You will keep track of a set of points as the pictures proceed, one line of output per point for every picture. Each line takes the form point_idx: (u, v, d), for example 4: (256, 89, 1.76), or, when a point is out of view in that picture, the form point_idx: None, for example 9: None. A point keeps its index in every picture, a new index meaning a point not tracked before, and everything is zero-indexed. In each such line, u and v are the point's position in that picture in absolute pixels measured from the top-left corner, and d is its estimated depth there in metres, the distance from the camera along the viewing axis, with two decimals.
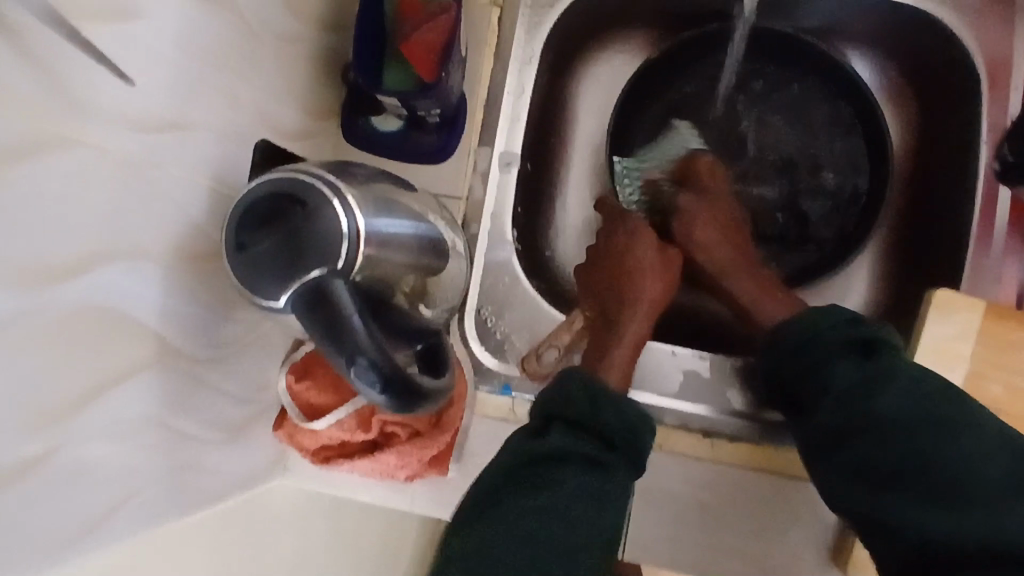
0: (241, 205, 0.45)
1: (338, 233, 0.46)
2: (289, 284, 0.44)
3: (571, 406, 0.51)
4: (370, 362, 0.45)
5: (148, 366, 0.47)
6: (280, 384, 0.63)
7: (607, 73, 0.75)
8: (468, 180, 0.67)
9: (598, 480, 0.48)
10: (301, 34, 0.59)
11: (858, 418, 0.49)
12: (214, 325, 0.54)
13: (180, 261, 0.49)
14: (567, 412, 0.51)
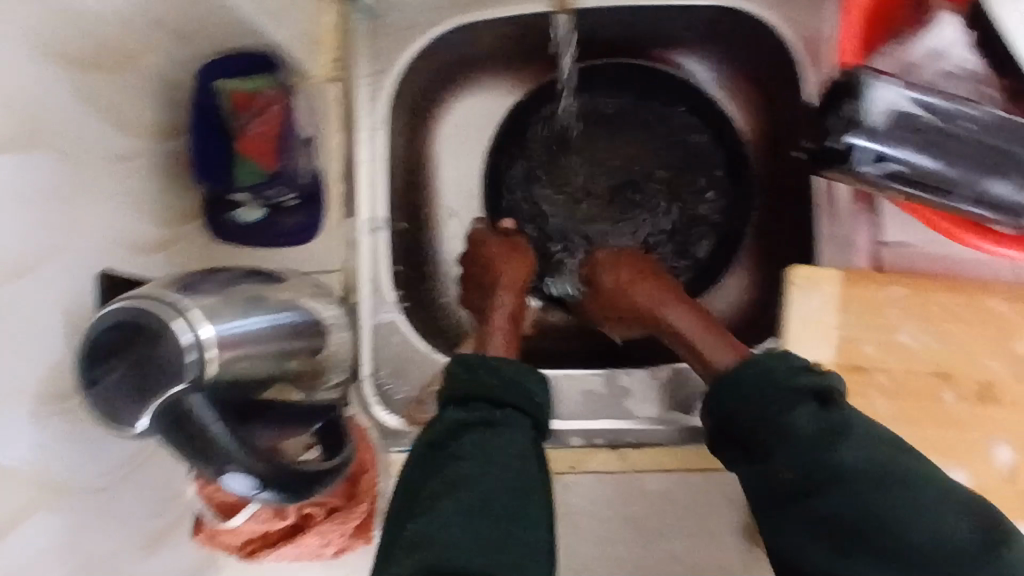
0: (87, 342, 0.46)
1: (183, 350, 0.46)
2: (146, 408, 0.45)
3: (453, 391, 0.54)
4: (239, 468, 0.47)
5: (22, 520, 0.47)
6: (190, 490, 0.64)
7: (469, 112, 0.77)
8: (340, 252, 0.69)
9: (495, 437, 0.51)
10: (141, 147, 0.60)
11: (795, 424, 0.46)
12: (97, 457, 0.54)
13: (48, 405, 0.49)
14: (470, 391, 0.53)
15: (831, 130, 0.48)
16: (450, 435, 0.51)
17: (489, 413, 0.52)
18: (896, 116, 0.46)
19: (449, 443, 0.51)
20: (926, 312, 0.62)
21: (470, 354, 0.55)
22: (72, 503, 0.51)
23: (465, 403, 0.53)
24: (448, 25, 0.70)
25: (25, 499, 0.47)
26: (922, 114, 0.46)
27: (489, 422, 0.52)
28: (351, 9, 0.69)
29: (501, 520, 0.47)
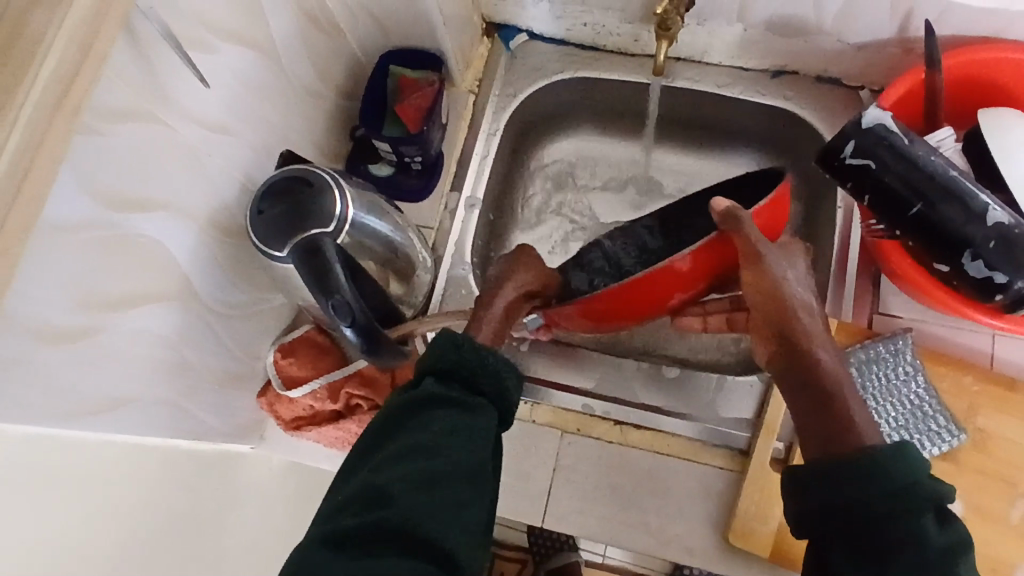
0: (268, 183, 0.63)
1: (331, 214, 0.62)
2: (293, 239, 0.61)
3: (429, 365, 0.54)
4: (346, 301, 0.61)
5: (170, 299, 0.62)
6: (269, 358, 0.78)
7: (558, 146, 0.98)
8: (440, 215, 0.86)
9: (457, 417, 0.51)
10: (323, 94, 0.81)
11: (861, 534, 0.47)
12: (224, 290, 0.69)
13: (214, 231, 0.66)
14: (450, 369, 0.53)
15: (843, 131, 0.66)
16: (414, 408, 0.52)
17: (462, 393, 0.52)
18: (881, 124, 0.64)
19: (411, 424, 0.52)
20: (918, 369, 0.71)
21: (458, 331, 0.54)
22: (203, 313, 0.67)
23: (445, 379, 0.53)
24: (570, 76, 0.89)
25: (175, 288, 0.62)
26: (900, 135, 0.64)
27: (453, 404, 0.52)
28: (499, 47, 0.91)
29: (449, 495, 0.47)
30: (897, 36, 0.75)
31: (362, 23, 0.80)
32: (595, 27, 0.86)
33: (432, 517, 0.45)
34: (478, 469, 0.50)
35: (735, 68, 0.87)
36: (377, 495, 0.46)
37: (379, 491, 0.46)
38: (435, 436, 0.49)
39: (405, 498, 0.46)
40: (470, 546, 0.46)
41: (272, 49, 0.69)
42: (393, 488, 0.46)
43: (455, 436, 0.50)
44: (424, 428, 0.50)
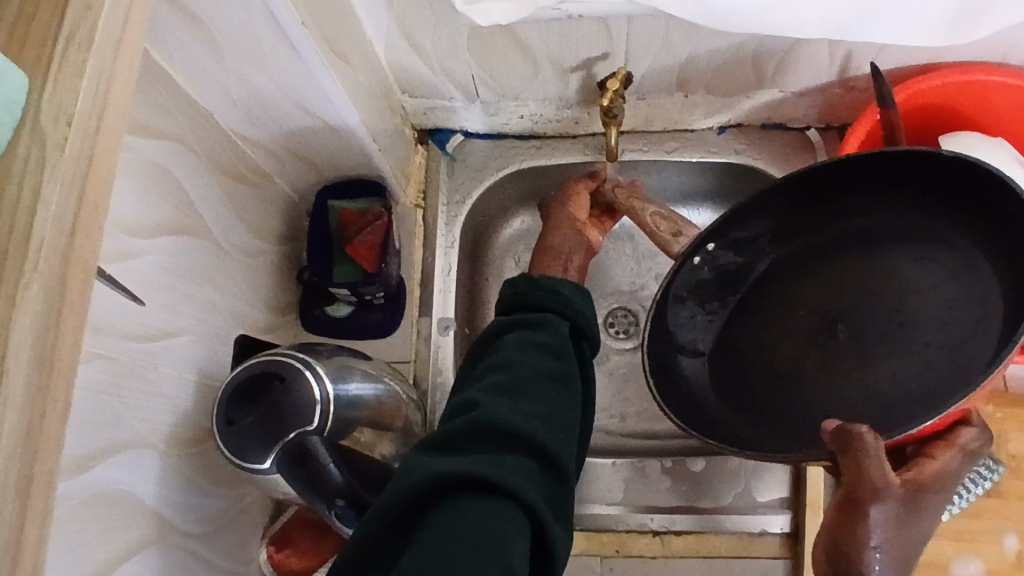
0: (230, 388, 0.55)
1: (312, 405, 0.55)
2: (275, 447, 0.54)
3: (507, 301, 0.64)
4: (348, 510, 0.53)
5: (147, 546, 0.54)
6: (262, 554, 0.69)
7: (524, 232, 0.91)
8: (414, 345, 0.80)
9: (531, 333, 0.59)
10: (262, 248, 0.74)
11: None
12: (201, 505, 0.61)
13: (180, 449, 0.58)
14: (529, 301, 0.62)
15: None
16: (503, 339, 0.60)
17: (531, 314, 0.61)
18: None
19: (498, 350, 0.59)
20: None
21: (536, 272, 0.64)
22: (183, 541, 0.59)
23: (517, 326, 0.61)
24: (516, 169, 0.86)
25: (150, 531, 0.54)
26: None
27: (531, 321, 0.60)
28: (435, 153, 0.86)
29: (540, 406, 0.54)
30: (839, 78, 0.74)
31: (289, 165, 0.74)
32: (531, 117, 0.82)
33: (520, 415, 0.52)
34: (557, 376, 0.57)
35: (680, 131, 0.85)
36: (469, 404, 0.53)
37: (486, 406, 0.52)
38: (527, 360, 0.56)
39: (508, 410, 0.52)
40: (567, 449, 0.53)
41: (200, 226, 0.62)
42: (496, 405, 0.52)
43: (538, 348, 0.58)
44: (524, 363, 0.56)
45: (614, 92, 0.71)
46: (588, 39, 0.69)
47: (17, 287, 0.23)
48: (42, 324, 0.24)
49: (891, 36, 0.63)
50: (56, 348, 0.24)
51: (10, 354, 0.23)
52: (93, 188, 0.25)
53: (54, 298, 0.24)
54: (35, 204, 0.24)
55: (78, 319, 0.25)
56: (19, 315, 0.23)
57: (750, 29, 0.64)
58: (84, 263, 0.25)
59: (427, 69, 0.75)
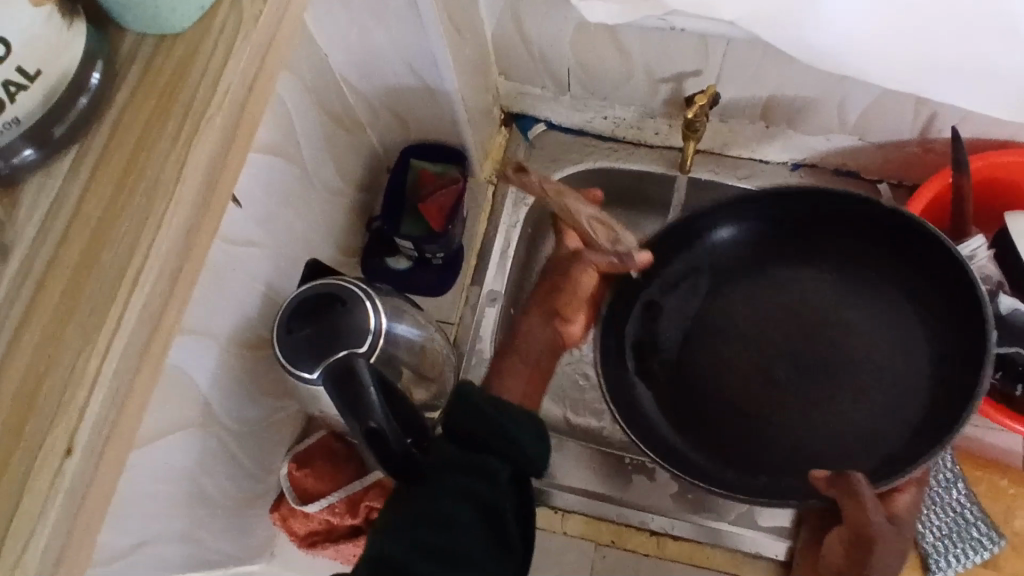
0: (296, 300, 0.60)
1: (365, 330, 0.60)
2: (324, 360, 0.58)
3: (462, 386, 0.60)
4: (380, 426, 0.56)
5: (191, 427, 0.59)
6: (282, 469, 0.73)
7: None
8: (460, 310, 0.84)
9: (486, 400, 0.58)
10: (343, 190, 0.79)
11: None
12: (243, 406, 0.66)
13: (236, 350, 0.63)
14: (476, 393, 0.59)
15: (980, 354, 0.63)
16: (453, 400, 0.59)
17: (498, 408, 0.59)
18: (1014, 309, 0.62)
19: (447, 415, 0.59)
20: (958, 475, 0.71)
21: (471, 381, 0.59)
22: (221, 434, 0.63)
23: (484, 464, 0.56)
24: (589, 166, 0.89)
25: (197, 414, 0.59)
26: None
27: (483, 399, 0.58)
28: (516, 137, 0.91)
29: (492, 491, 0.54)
30: (920, 136, 0.76)
31: (382, 118, 0.79)
32: (614, 120, 0.86)
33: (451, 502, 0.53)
34: (519, 450, 0.57)
35: (755, 161, 0.87)
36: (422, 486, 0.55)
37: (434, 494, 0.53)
38: (519, 430, 0.57)
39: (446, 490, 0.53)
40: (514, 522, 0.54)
41: (296, 154, 0.68)
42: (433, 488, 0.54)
43: (486, 413, 0.57)
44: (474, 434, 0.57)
45: (700, 107, 0.73)
46: (684, 53, 0.72)
47: (198, 121, 0.28)
48: (213, 160, 0.28)
49: (969, 100, 0.66)
50: (217, 183, 0.29)
51: (183, 178, 0.28)
52: (271, 62, 0.30)
53: (225, 140, 0.29)
54: (227, 59, 0.28)
55: (233, 169, 0.30)
56: (195, 151, 0.28)
57: (830, 68, 0.67)
58: (250, 120, 0.30)
59: (528, 56, 0.80)
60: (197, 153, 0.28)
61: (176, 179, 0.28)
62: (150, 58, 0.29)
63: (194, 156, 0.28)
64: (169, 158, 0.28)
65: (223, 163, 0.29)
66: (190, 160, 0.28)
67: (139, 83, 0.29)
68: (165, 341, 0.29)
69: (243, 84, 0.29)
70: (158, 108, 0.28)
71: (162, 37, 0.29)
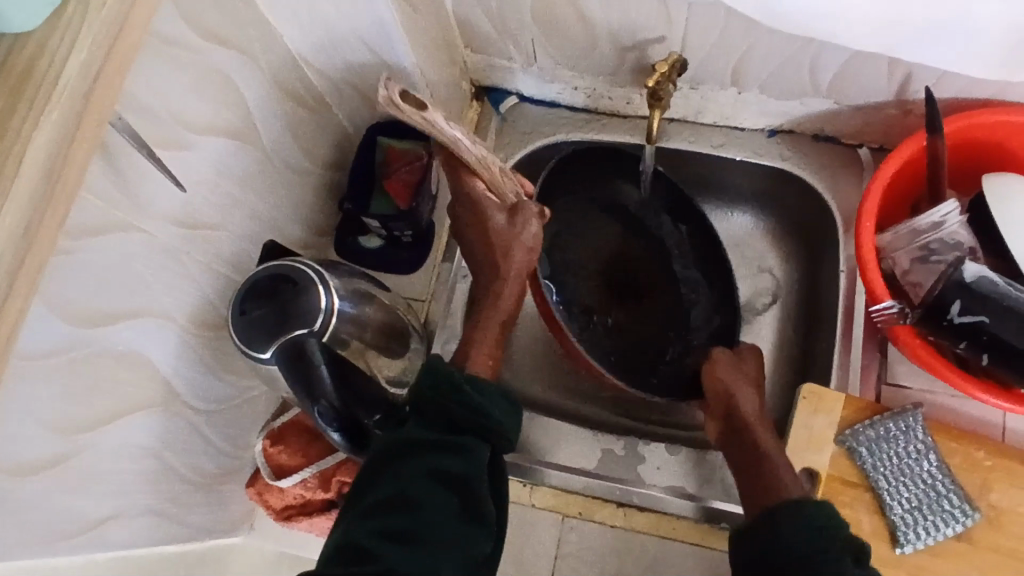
0: (248, 281, 0.60)
1: (317, 311, 0.61)
2: (278, 341, 0.59)
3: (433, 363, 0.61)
4: (330, 407, 0.59)
5: (153, 408, 0.60)
6: (257, 446, 0.75)
7: None
8: (432, 287, 0.85)
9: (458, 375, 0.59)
10: (310, 170, 0.79)
11: None
12: (209, 386, 0.67)
13: (198, 333, 0.64)
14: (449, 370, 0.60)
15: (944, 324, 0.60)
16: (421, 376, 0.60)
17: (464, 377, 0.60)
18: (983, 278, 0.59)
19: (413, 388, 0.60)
20: (930, 446, 0.69)
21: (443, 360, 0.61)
22: (187, 414, 0.65)
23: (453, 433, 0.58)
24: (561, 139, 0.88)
25: (159, 395, 0.61)
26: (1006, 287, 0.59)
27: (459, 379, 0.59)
28: (489, 111, 0.90)
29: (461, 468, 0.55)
30: (894, 99, 0.73)
31: (347, 97, 0.79)
32: (585, 90, 0.85)
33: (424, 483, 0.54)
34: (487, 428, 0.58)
35: (730, 128, 0.85)
36: (393, 464, 0.56)
37: (404, 474, 0.55)
38: (486, 402, 0.59)
39: (419, 472, 0.54)
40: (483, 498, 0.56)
41: (255, 136, 0.68)
42: (406, 471, 0.55)
43: (453, 387, 0.58)
44: (444, 410, 0.58)
45: (663, 74, 0.72)
46: (647, 19, 0.70)
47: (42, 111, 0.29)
48: (54, 146, 0.30)
49: (946, 61, 0.63)
50: (62, 169, 0.30)
51: (25, 165, 0.29)
52: (118, 51, 0.31)
53: (67, 127, 0.30)
54: (72, 48, 0.30)
55: (83, 153, 0.31)
56: (38, 135, 0.29)
57: (806, 33, 0.64)
58: (99, 108, 0.31)
59: (490, 29, 0.79)
60: (40, 141, 0.29)
61: (17, 166, 0.29)
62: (8, 56, 0.30)
63: (35, 142, 0.29)
64: (13, 147, 0.29)
65: (65, 152, 0.30)
66: (30, 147, 0.29)
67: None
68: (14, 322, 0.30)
69: (86, 73, 0.30)
70: (8, 100, 0.30)
71: (17, 35, 0.30)
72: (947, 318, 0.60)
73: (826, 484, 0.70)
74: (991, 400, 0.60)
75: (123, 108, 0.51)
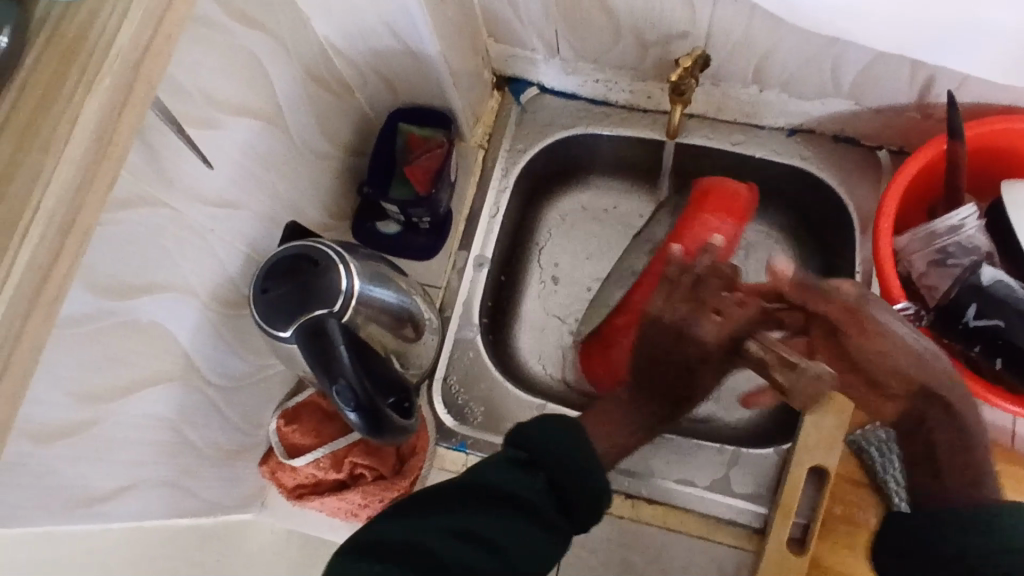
0: (271, 261, 0.62)
1: (337, 291, 0.61)
2: (297, 320, 0.60)
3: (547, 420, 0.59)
4: (348, 386, 0.59)
5: (172, 380, 0.61)
6: (271, 425, 0.76)
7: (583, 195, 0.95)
8: (447, 274, 0.85)
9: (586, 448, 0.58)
10: (331, 154, 0.80)
11: None
12: (226, 362, 0.68)
13: (217, 309, 0.65)
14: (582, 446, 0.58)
15: (959, 326, 0.61)
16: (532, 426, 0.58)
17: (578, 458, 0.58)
18: (997, 281, 0.59)
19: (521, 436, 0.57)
20: None
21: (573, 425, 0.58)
22: (205, 389, 0.66)
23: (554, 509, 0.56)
24: (580, 131, 0.88)
25: (179, 368, 0.62)
26: (1021, 290, 0.59)
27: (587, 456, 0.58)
28: (509, 101, 0.90)
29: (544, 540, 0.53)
30: (917, 101, 0.73)
31: (371, 82, 0.80)
32: (606, 84, 0.85)
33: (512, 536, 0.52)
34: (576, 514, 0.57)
35: (750, 126, 0.85)
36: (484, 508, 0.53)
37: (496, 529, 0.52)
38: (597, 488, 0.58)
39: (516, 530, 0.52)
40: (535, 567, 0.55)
41: (280, 118, 0.68)
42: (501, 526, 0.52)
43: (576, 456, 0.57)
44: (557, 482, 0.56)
45: (686, 68, 0.72)
46: (672, 13, 0.71)
47: (93, 81, 0.30)
48: (105, 112, 0.31)
49: (969, 64, 0.63)
50: (112, 134, 0.31)
51: (75, 129, 0.30)
52: (166, 23, 0.32)
53: (118, 95, 0.31)
54: (123, 17, 0.30)
55: (133, 119, 0.32)
56: (88, 103, 0.30)
57: (830, 32, 0.64)
58: (146, 78, 0.32)
59: (515, 19, 0.79)
60: (90, 107, 0.30)
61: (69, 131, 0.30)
62: (57, 26, 0.31)
63: (87, 107, 0.30)
64: (65, 113, 0.30)
65: (114, 118, 0.31)
66: (82, 111, 0.30)
67: (46, 44, 0.31)
68: (62, 277, 0.31)
69: (136, 43, 0.31)
70: (61, 66, 0.30)
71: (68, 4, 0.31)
72: (963, 322, 0.61)
73: (832, 482, 0.71)
74: (1004, 405, 0.59)
75: (156, 84, 0.52)
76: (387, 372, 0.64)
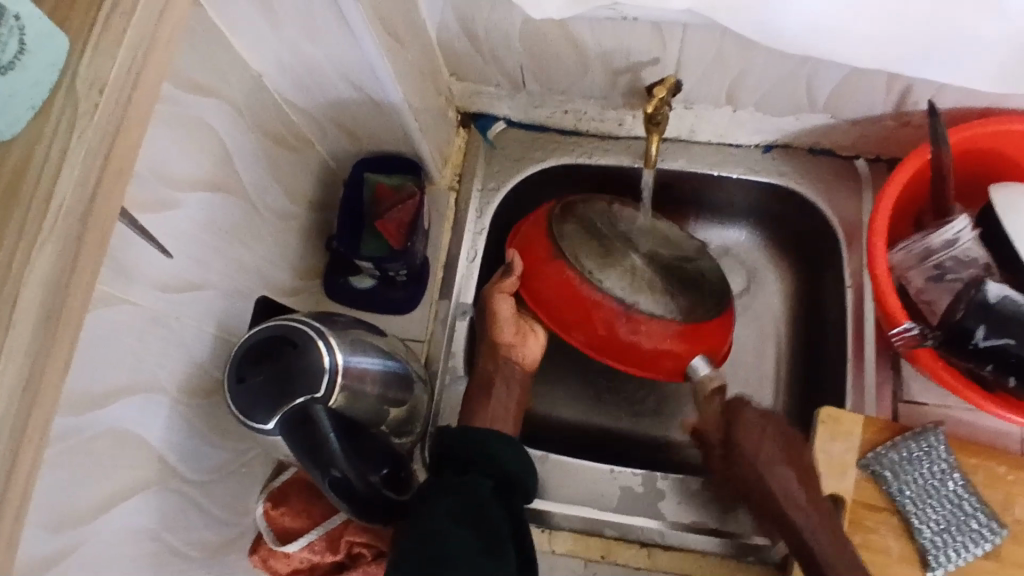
0: (243, 347, 0.57)
1: (320, 372, 0.57)
2: (281, 409, 0.55)
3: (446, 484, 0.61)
4: (342, 475, 0.55)
5: (148, 486, 0.56)
6: (258, 510, 0.71)
7: None
8: (430, 326, 0.81)
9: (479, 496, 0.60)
10: (294, 213, 0.75)
11: None
12: (203, 454, 0.63)
13: (189, 401, 0.60)
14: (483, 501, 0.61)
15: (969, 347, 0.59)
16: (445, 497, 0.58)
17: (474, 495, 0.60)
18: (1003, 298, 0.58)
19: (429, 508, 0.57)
20: (953, 465, 0.68)
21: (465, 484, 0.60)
22: (184, 487, 0.61)
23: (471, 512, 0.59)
24: (553, 163, 0.85)
25: (154, 472, 0.56)
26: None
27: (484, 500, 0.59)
28: (476, 138, 0.87)
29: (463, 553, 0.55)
30: (893, 111, 0.72)
31: (330, 134, 0.75)
32: (575, 113, 0.82)
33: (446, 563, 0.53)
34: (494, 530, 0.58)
35: (725, 145, 0.84)
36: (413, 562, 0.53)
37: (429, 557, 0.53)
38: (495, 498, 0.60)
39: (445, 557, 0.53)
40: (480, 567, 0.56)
41: (237, 185, 0.64)
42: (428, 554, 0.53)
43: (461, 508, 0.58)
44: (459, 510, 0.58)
45: (660, 99, 0.69)
46: (642, 43, 0.68)
47: (37, 236, 0.26)
48: (58, 271, 0.26)
49: (950, 75, 0.61)
50: (67, 296, 0.27)
51: (22, 303, 0.26)
52: (117, 153, 0.28)
53: (69, 252, 0.27)
54: (64, 161, 0.26)
55: (92, 263, 0.28)
56: (36, 263, 0.26)
57: (805, 53, 0.63)
58: (103, 212, 0.28)
59: (477, 56, 0.76)
60: (41, 264, 0.26)
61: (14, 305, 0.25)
62: None
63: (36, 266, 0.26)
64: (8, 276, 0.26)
65: (69, 271, 0.27)
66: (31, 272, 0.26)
67: None
68: (28, 464, 0.26)
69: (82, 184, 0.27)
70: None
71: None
72: (971, 342, 0.59)
73: (851, 509, 0.68)
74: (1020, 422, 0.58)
75: None
76: (380, 449, 0.60)
